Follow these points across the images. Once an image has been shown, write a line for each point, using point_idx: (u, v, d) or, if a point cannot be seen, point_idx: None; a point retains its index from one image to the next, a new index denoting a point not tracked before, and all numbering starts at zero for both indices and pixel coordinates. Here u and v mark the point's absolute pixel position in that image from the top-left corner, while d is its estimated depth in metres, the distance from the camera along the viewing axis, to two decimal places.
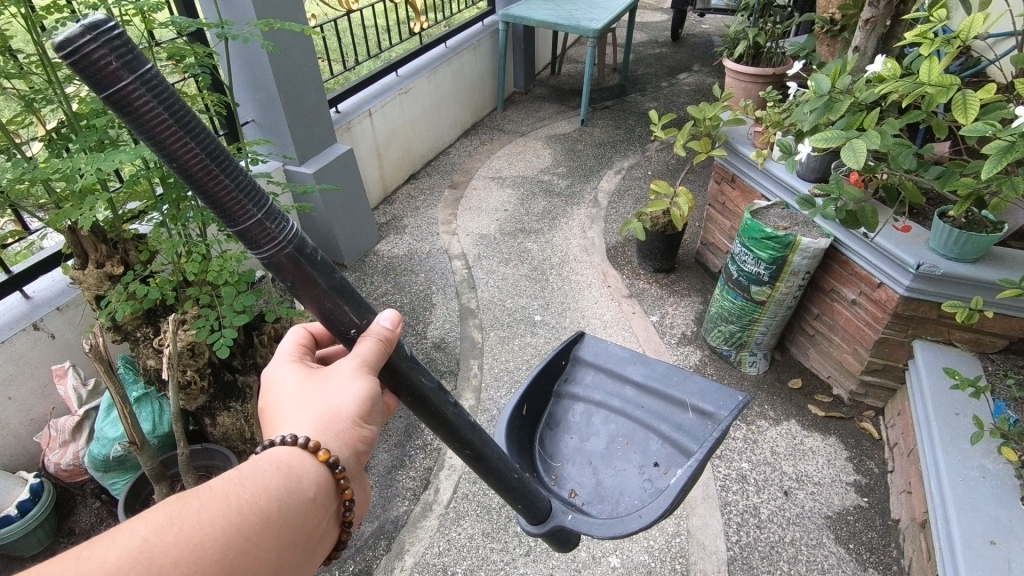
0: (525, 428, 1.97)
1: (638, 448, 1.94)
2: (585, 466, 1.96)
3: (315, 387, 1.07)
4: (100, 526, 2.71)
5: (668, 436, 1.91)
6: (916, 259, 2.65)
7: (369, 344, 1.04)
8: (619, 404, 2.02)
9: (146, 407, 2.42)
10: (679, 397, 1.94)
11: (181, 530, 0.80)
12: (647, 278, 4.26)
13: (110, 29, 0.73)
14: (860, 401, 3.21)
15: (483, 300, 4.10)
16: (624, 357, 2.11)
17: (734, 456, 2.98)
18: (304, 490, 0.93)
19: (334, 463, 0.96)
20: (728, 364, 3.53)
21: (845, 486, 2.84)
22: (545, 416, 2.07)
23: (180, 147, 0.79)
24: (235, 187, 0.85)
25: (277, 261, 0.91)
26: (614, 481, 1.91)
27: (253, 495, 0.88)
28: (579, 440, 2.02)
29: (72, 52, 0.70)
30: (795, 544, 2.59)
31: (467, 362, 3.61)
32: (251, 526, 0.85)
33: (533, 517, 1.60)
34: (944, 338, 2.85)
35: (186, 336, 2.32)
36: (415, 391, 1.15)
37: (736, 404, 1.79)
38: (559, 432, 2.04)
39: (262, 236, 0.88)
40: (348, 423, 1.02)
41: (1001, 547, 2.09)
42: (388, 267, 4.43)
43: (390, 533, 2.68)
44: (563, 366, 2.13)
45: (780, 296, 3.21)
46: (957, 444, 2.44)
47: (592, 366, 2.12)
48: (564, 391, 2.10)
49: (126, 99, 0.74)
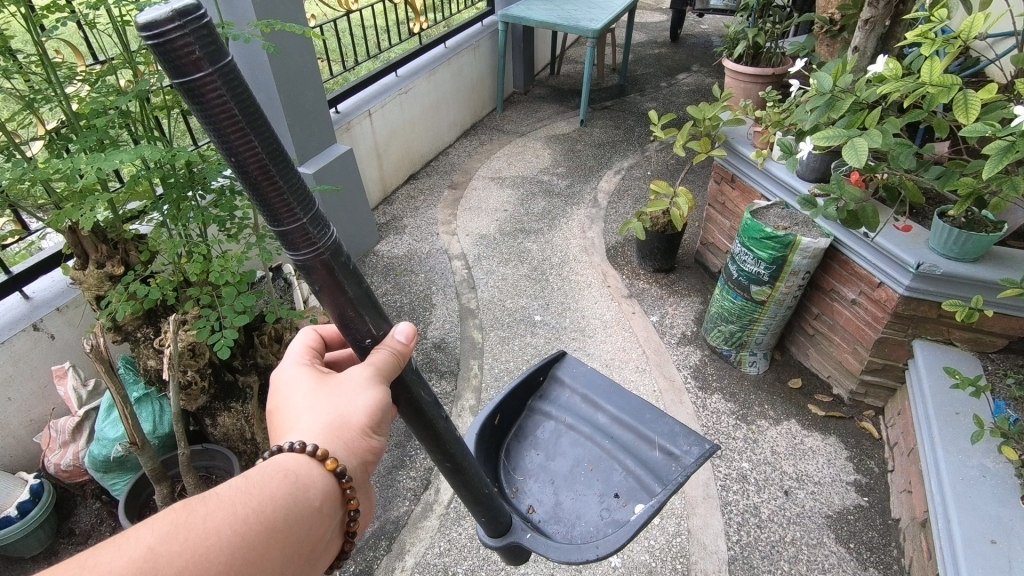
0: (494, 436, 1.99)
1: (601, 477, 1.93)
2: (546, 485, 1.95)
3: (326, 393, 1.06)
4: (100, 527, 2.71)
5: (633, 470, 1.90)
6: (916, 259, 2.65)
7: (383, 355, 1.05)
8: (589, 430, 2.03)
9: (146, 407, 2.41)
10: (649, 434, 1.94)
11: (187, 539, 0.80)
12: (647, 278, 4.27)
13: (200, 17, 0.76)
14: (860, 401, 3.21)
15: (483, 301, 4.10)
16: (601, 384, 2.12)
17: (734, 455, 2.98)
18: (310, 499, 0.93)
19: (342, 472, 0.96)
20: (728, 364, 3.54)
21: (845, 485, 2.84)
22: (515, 427, 2.10)
23: (243, 143, 0.81)
24: (286, 189, 0.87)
25: (311, 264, 0.93)
26: (573, 505, 1.89)
27: (259, 504, 0.88)
28: (544, 457, 2.02)
29: (156, 35, 0.72)
30: (795, 544, 2.60)
31: (467, 362, 3.61)
32: (256, 535, 0.85)
33: (493, 529, 1.59)
34: (944, 337, 2.85)
35: (188, 336, 2.32)
36: (414, 403, 1.18)
37: (703, 450, 1.79)
38: (525, 446, 2.05)
39: (302, 240, 0.90)
40: (357, 433, 1.02)
41: (1002, 546, 2.09)
42: (388, 267, 4.43)
43: (390, 533, 2.68)
44: (540, 383, 2.15)
45: (780, 296, 3.21)
46: (958, 443, 2.44)
47: (569, 387, 2.14)
48: (537, 406, 2.12)
49: (201, 87, 0.77)
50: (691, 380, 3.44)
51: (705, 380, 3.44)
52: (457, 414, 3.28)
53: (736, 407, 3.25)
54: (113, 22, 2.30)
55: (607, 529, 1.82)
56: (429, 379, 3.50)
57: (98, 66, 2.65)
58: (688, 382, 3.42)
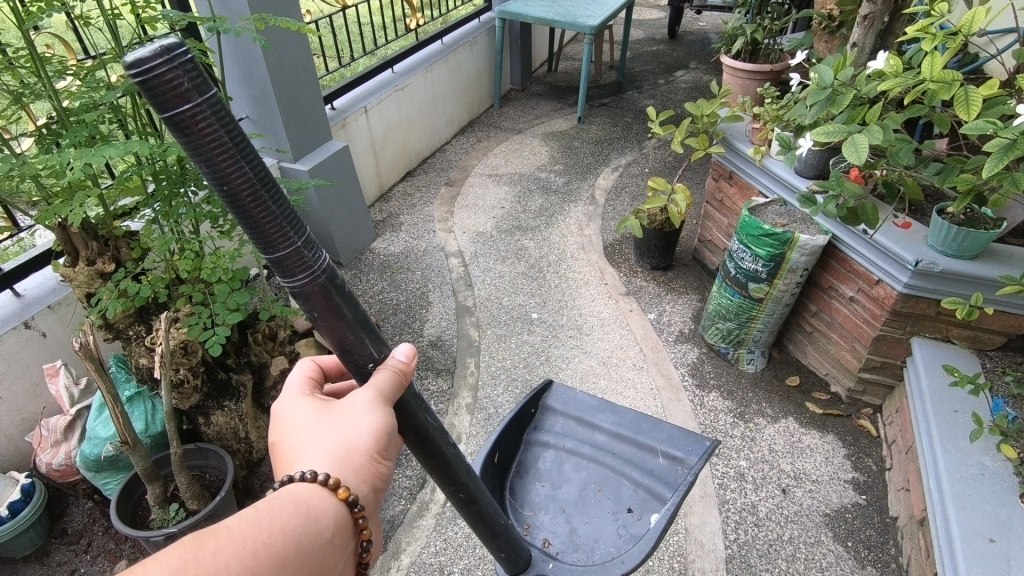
0: (498, 476, 1.91)
1: (611, 494, 1.89)
2: (557, 514, 1.89)
3: (330, 420, 1.03)
4: (93, 527, 2.68)
5: (641, 481, 1.87)
6: (915, 256, 2.64)
7: (385, 376, 1.02)
8: (590, 451, 1.97)
9: (138, 406, 2.38)
10: (648, 442, 1.92)
11: (196, 572, 0.78)
12: (645, 276, 4.25)
13: (182, 52, 0.74)
14: (859, 399, 3.20)
15: (480, 298, 4.08)
16: (592, 404, 2.07)
17: (731, 453, 2.97)
18: (322, 530, 0.91)
19: (354, 502, 0.94)
20: (726, 362, 3.52)
21: (843, 483, 2.83)
22: (515, 463, 2.01)
23: (234, 172, 0.79)
24: (278, 214, 0.85)
25: (307, 290, 0.91)
26: (589, 530, 1.84)
27: (270, 536, 0.86)
28: (550, 488, 1.95)
29: (142, 72, 0.70)
30: (793, 542, 2.58)
31: (463, 361, 3.58)
32: (267, 570, 0.83)
33: (512, 567, 1.55)
34: (942, 335, 2.84)
35: (179, 334, 2.30)
36: (420, 431, 1.13)
37: (705, 448, 1.80)
38: (529, 479, 1.98)
39: (297, 265, 0.88)
40: (366, 458, 0.99)
41: (1000, 545, 2.08)
42: (384, 265, 4.41)
43: (386, 533, 2.66)
44: (532, 414, 2.06)
45: (778, 294, 3.20)
46: (957, 441, 2.43)
47: (561, 414, 2.07)
48: (533, 438, 2.04)
49: (189, 120, 0.74)
50: (689, 378, 3.42)
51: (703, 378, 3.42)
52: (454, 412, 3.25)
53: (733, 404, 3.24)
54: (105, 15, 2.26)
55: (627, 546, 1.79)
56: (426, 377, 3.47)
57: (89, 61, 2.61)
58: (686, 380, 3.40)
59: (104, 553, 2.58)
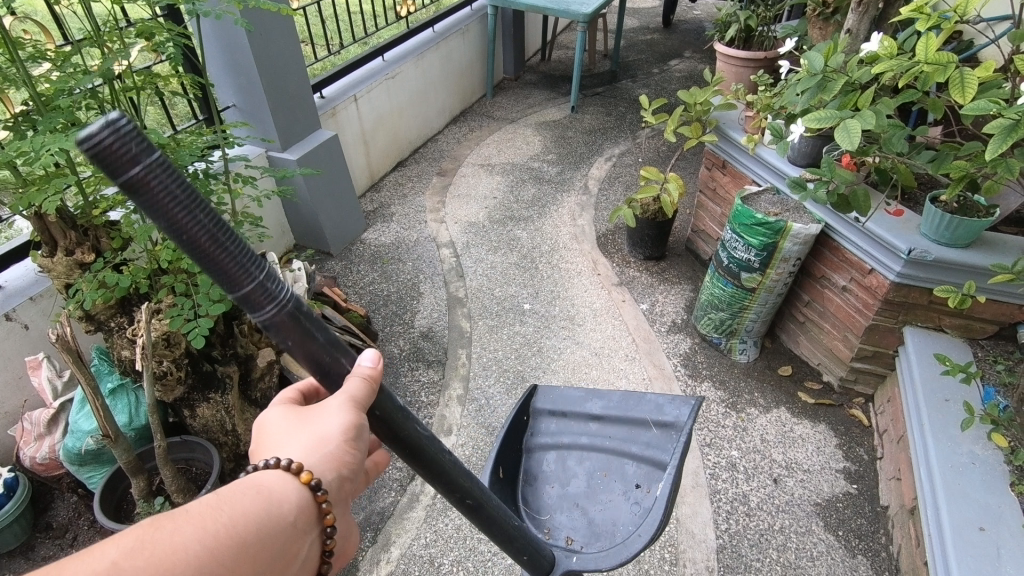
0: (506, 492, 1.78)
1: (617, 476, 1.82)
2: (573, 510, 1.80)
3: (304, 421, 0.98)
4: (78, 521, 2.65)
5: (640, 455, 1.82)
6: (908, 245, 2.62)
7: (356, 381, 0.95)
8: (587, 440, 1.90)
9: (122, 399, 2.35)
10: (638, 417, 1.88)
11: (150, 552, 0.75)
12: (638, 266, 4.22)
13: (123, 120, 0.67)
14: (850, 388, 3.19)
15: (471, 289, 4.05)
16: (579, 395, 1.99)
17: (723, 443, 2.96)
18: (283, 515, 0.87)
19: (317, 485, 0.90)
20: (718, 353, 3.51)
21: (834, 472, 2.83)
22: (520, 474, 1.89)
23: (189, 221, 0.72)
24: (237, 253, 0.77)
25: (277, 324, 0.82)
26: (604, 516, 1.76)
27: (230, 521, 0.82)
28: (560, 487, 1.85)
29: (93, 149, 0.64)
30: (784, 531, 2.58)
31: (454, 352, 3.55)
32: (225, 551, 0.80)
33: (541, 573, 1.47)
34: (935, 324, 2.83)
35: (162, 326, 2.23)
36: (407, 441, 1.05)
37: (693, 406, 1.77)
38: (538, 486, 1.86)
39: (262, 300, 0.79)
40: (338, 453, 0.94)
41: (990, 534, 2.08)
42: (375, 255, 4.36)
43: (376, 524, 2.64)
44: (525, 422, 1.94)
45: (770, 283, 3.18)
46: (948, 430, 2.42)
47: (553, 413, 1.96)
48: (532, 444, 1.92)
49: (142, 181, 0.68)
50: (681, 368, 3.41)
51: (695, 369, 3.40)
52: (445, 403, 3.22)
53: (725, 394, 3.23)
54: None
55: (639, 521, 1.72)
56: (416, 368, 3.44)
57: (66, 46, 2.54)
58: (678, 371, 3.39)
59: (90, 548, 2.56)
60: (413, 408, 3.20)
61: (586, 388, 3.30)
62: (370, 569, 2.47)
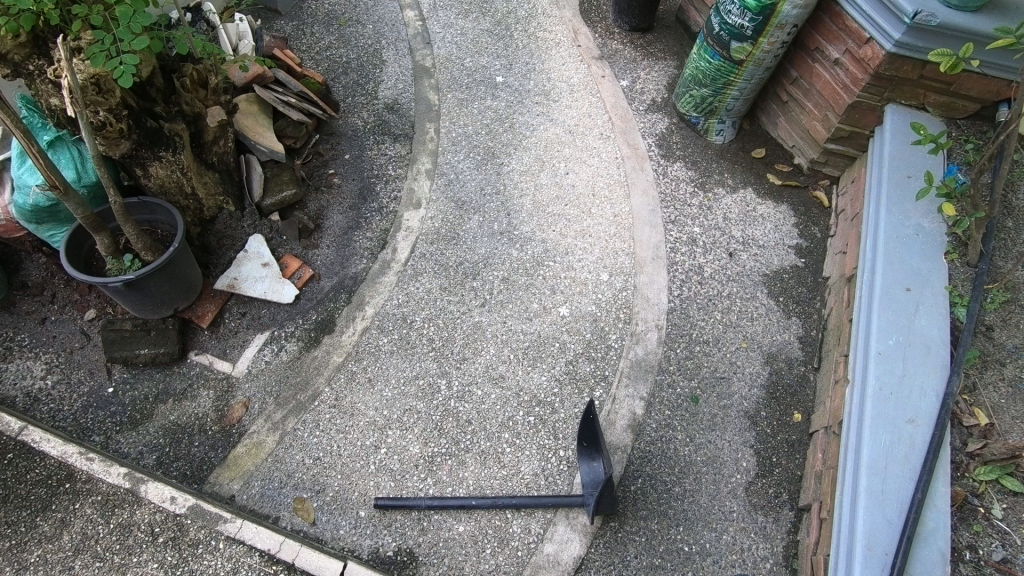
0: (586, 441, 2.26)
1: (587, 477, 2.21)
2: (588, 480, 2.21)
3: None
4: (53, 280, 2.72)
5: (587, 485, 2.20)
6: (915, 7, 2.43)
7: None
8: (591, 445, 2.26)
9: (64, 152, 2.32)
10: (598, 441, 2.21)
11: None
12: (622, 38, 3.86)
13: None
14: (819, 170, 3.18)
15: (439, 59, 3.70)
16: (594, 446, 2.25)
17: (687, 220, 3.03)
18: None
19: None
20: (694, 134, 3.40)
21: (786, 248, 2.96)
22: (586, 438, 2.26)
23: None
24: None
25: None
26: (586, 484, 2.20)
27: None
28: (590, 467, 2.24)
29: None
30: (730, 297, 2.77)
31: (422, 126, 3.36)
32: None
33: (586, 445, 2.27)
34: (918, 102, 2.75)
35: (86, 67, 2.11)
36: None
37: (600, 468, 2.21)
38: (588, 459, 2.25)
39: None
40: None
41: (914, 293, 2.26)
42: (330, 16, 3.90)
43: (350, 288, 2.76)
44: (590, 419, 2.19)
45: (761, 54, 2.97)
46: (903, 203, 2.51)
47: (591, 432, 2.22)
48: (588, 431, 2.23)
49: None
50: (655, 148, 3.32)
51: (668, 149, 3.32)
52: (413, 177, 3.14)
53: (696, 174, 3.22)
54: None
55: (589, 485, 2.20)
56: (383, 141, 3.28)
57: None
58: (653, 151, 3.31)
59: (71, 304, 2.67)
60: (381, 181, 3.12)
61: (557, 164, 3.24)
62: (347, 325, 2.65)
